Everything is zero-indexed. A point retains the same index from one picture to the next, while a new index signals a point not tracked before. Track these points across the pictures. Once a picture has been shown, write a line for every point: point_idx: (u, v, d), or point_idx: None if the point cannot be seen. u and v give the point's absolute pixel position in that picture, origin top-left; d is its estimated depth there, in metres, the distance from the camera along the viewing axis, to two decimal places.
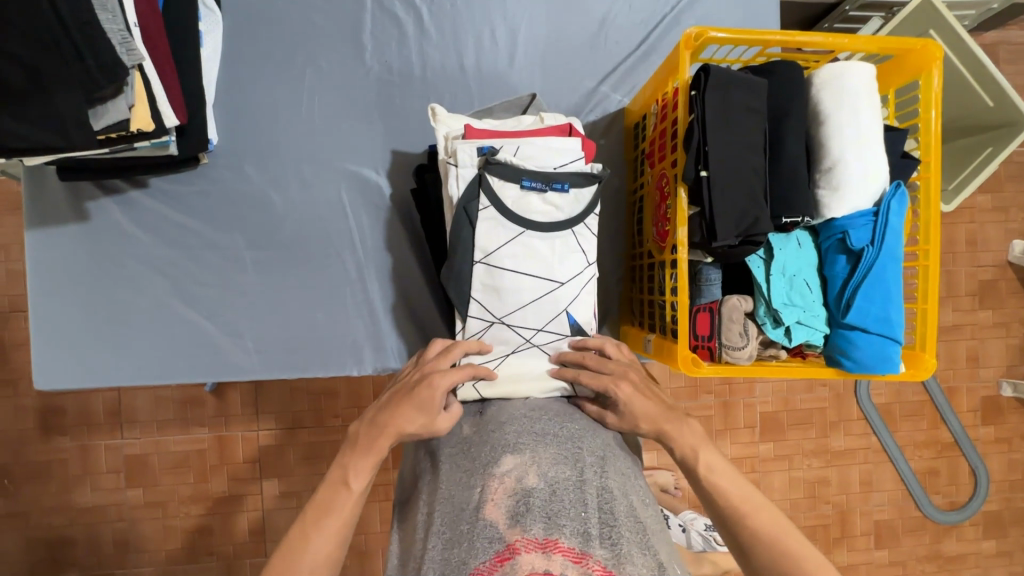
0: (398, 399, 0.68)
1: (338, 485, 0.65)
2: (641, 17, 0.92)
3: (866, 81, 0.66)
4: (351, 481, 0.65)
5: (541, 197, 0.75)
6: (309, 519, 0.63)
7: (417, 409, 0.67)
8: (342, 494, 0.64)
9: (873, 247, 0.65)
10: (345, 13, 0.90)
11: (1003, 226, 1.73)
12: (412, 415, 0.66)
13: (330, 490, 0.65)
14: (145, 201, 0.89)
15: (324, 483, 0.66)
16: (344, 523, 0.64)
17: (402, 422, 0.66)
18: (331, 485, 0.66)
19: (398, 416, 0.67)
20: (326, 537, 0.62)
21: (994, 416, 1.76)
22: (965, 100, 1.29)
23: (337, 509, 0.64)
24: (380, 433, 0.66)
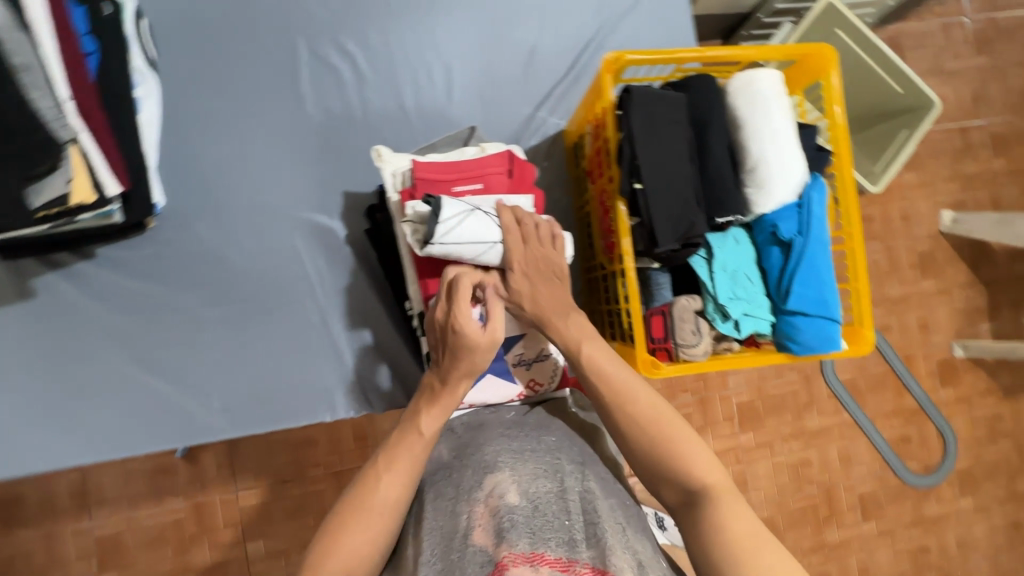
0: (451, 353, 0.68)
1: (410, 437, 0.67)
2: (568, 43, 0.97)
3: (772, 84, 0.72)
4: (423, 428, 0.67)
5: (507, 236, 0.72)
6: (377, 468, 0.65)
7: (473, 353, 0.68)
8: (415, 439, 0.66)
9: (801, 236, 0.70)
10: (281, 65, 0.92)
11: (931, 199, 1.86)
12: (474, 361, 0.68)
13: (400, 435, 0.67)
14: (92, 272, 0.87)
15: (393, 434, 0.68)
16: (411, 468, 0.65)
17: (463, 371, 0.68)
18: (397, 438, 0.67)
19: (450, 385, 0.69)
20: (394, 485, 0.64)
21: (952, 377, 1.86)
22: (877, 88, 1.41)
23: (412, 455, 0.66)
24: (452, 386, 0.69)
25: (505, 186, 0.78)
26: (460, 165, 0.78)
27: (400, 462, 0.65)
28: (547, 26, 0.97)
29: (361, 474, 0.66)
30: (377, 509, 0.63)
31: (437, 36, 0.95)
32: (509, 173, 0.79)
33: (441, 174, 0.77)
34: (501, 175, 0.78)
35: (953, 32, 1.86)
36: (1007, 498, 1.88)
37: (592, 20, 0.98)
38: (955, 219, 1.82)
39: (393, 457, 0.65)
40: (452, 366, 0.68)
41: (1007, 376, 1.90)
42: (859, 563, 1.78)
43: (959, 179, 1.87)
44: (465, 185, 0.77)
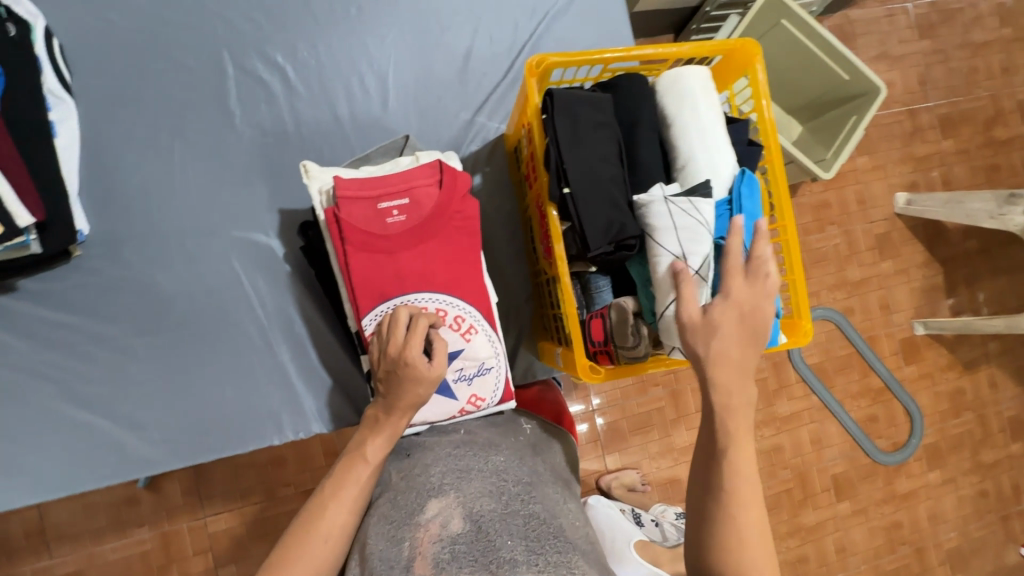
0: (399, 386, 0.66)
1: (356, 464, 0.65)
2: (504, 47, 0.96)
3: (700, 81, 0.73)
4: (367, 454, 0.66)
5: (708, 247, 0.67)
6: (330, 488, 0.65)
7: (418, 386, 0.66)
8: (360, 465, 0.65)
9: (727, 237, 0.69)
10: (206, 81, 0.89)
11: (885, 182, 1.90)
12: (420, 391, 0.66)
13: (346, 461, 0.66)
14: (16, 305, 0.83)
15: (338, 460, 0.67)
16: (359, 495, 0.65)
17: (406, 402, 0.66)
18: (344, 464, 0.66)
19: (393, 415, 0.67)
20: (340, 512, 0.63)
21: (914, 355, 1.91)
22: (821, 76, 1.43)
23: (357, 481, 0.65)
24: (395, 415, 0.67)
25: (434, 199, 0.75)
26: (386, 180, 0.75)
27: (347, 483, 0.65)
28: (481, 29, 0.96)
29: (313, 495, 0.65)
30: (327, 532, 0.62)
31: (368, 44, 0.93)
32: (439, 185, 0.75)
33: (368, 190, 0.74)
34: (430, 187, 0.75)
35: (896, 18, 1.90)
36: (973, 468, 1.93)
37: (526, 22, 0.97)
38: (908, 200, 1.86)
39: (341, 480, 0.65)
40: (396, 397, 0.66)
41: (967, 350, 1.95)
42: (836, 543, 1.82)
43: (910, 161, 1.92)
44: (391, 201, 0.74)
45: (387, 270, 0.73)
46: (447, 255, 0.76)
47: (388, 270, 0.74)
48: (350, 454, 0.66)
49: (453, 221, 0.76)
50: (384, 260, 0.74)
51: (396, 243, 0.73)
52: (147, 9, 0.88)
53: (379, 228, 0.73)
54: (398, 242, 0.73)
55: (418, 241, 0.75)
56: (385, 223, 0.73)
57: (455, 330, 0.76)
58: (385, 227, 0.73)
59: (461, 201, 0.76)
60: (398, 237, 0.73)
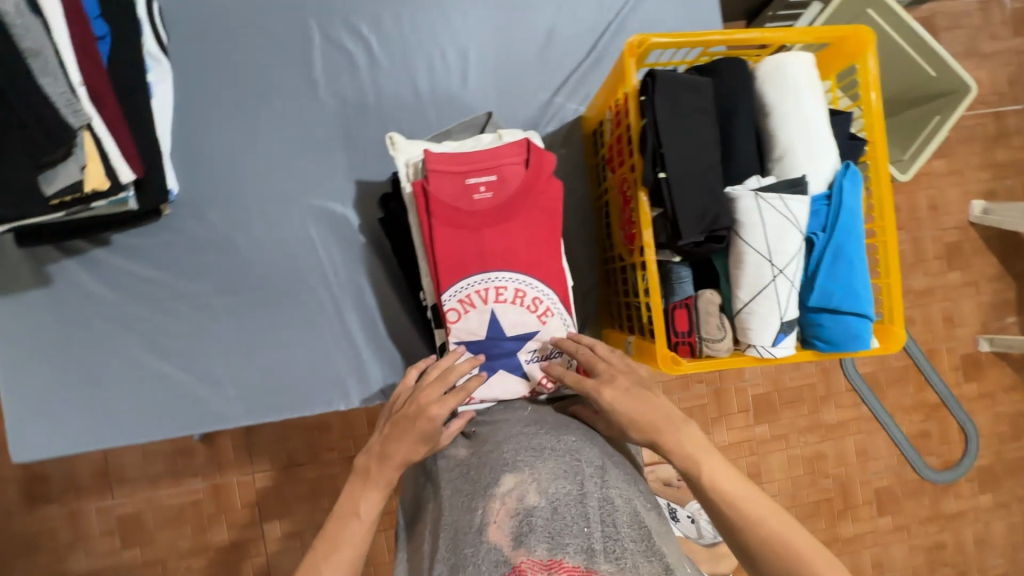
0: (405, 429, 0.67)
1: (348, 519, 0.65)
2: (587, 26, 0.94)
3: (805, 68, 0.69)
4: (360, 509, 0.65)
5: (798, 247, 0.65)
6: (354, 487, 0.67)
7: (419, 442, 0.67)
8: (353, 522, 0.64)
9: (824, 233, 0.67)
10: (293, 50, 0.90)
11: (962, 189, 1.80)
12: (415, 447, 0.67)
13: (339, 520, 0.65)
14: (107, 258, 0.87)
15: (330, 517, 0.66)
16: (353, 554, 0.63)
17: (402, 454, 0.66)
18: (336, 523, 0.65)
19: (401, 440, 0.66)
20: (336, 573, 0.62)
21: (976, 372, 1.82)
22: (908, 71, 1.35)
23: (350, 539, 0.64)
24: (387, 468, 0.67)
25: (521, 178, 0.75)
26: (474, 157, 0.76)
27: (376, 481, 0.67)
28: (564, 7, 0.93)
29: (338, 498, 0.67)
30: (353, 531, 0.64)
31: (452, 18, 0.92)
32: (526, 164, 0.76)
33: (456, 165, 0.75)
34: (516, 165, 0.76)
35: (991, 12, 1.77)
36: None
37: (613, 1, 0.94)
38: (986, 209, 1.75)
39: (372, 475, 0.67)
40: (394, 445, 0.67)
41: None
42: (873, 558, 1.77)
43: (991, 167, 1.80)
44: (479, 177, 0.75)
45: (470, 246, 0.74)
46: (530, 235, 0.76)
47: (471, 246, 0.74)
48: (377, 452, 0.67)
49: (537, 202, 0.76)
50: (467, 235, 0.74)
51: (480, 220, 0.74)
52: None
53: (466, 204, 0.75)
54: (483, 218, 0.74)
55: (502, 220, 0.75)
56: (471, 200, 0.75)
57: (532, 312, 0.76)
58: (472, 203, 0.74)
59: (546, 181, 0.77)
60: (483, 213, 0.74)
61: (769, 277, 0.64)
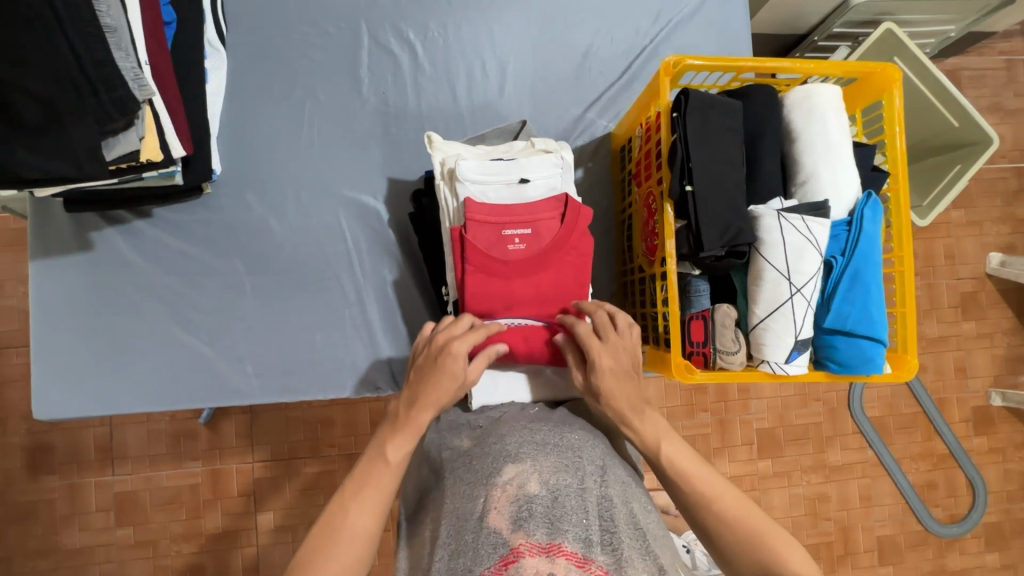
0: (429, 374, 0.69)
1: (378, 462, 0.66)
2: (622, 48, 0.98)
3: (833, 100, 0.72)
4: (390, 455, 0.66)
5: (815, 269, 0.66)
6: (384, 433, 0.68)
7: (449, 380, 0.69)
8: (382, 466, 0.65)
9: (843, 257, 0.69)
10: (342, 49, 0.95)
11: (979, 240, 1.80)
12: (445, 386, 0.69)
13: (368, 462, 0.66)
14: (147, 231, 0.90)
15: (362, 460, 0.67)
16: (380, 496, 0.64)
17: (432, 395, 0.68)
18: (367, 462, 0.67)
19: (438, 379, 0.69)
20: (364, 513, 0.62)
21: (986, 426, 1.79)
22: (931, 118, 1.38)
23: (378, 482, 0.64)
24: (415, 411, 0.68)
25: (554, 233, 0.77)
26: (511, 208, 0.77)
27: (403, 427, 0.67)
28: (603, 29, 0.98)
29: (370, 442, 0.68)
30: (381, 474, 0.65)
31: (495, 32, 0.97)
32: (562, 218, 0.78)
33: (496, 216, 0.76)
34: (552, 220, 0.77)
35: (1016, 70, 1.80)
36: None
37: (649, 27, 0.98)
38: (1003, 261, 1.76)
39: (401, 421, 0.67)
40: (424, 390, 0.68)
41: None
42: None
43: (1010, 221, 1.81)
44: (516, 229, 0.76)
45: (499, 293, 0.76)
46: (558, 289, 0.79)
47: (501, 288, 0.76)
48: (409, 396, 0.69)
49: (569, 255, 0.78)
50: (498, 283, 0.76)
51: (512, 270, 0.76)
52: None
53: (500, 253, 0.76)
54: (515, 269, 0.76)
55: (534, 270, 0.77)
56: (505, 250, 0.76)
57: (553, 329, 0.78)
58: (506, 253, 0.76)
59: (579, 237, 0.78)
60: (516, 264, 0.76)
61: (788, 294, 0.66)
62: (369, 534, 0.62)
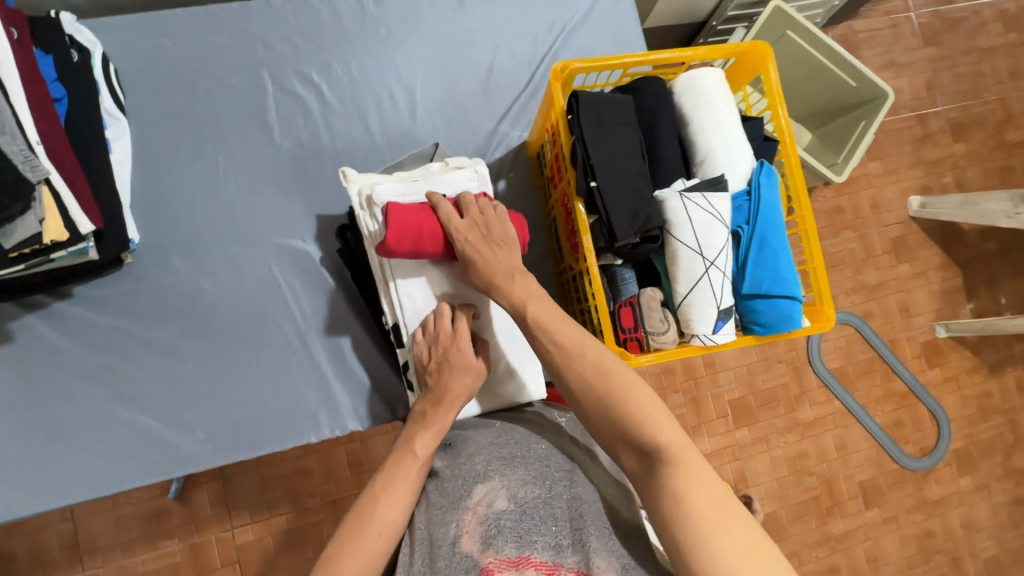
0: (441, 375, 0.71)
1: (405, 459, 0.66)
2: (524, 60, 1.02)
3: (715, 82, 0.77)
4: (418, 450, 0.67)
5: (720, 241, 0.70)
6: (412, 431, 0.69)
7: (466, 375, 0.71)
8: (410, 461, 0.66)
9: (748, 225, 0.73)
10: (248, 98, 0.95)
11: (898, 187, 1.92)
12: (465, 379, 0.71)
13: (396, 460, 0.66)
14: (71, 311, 0.88)
15: (389, 457, 0.67)
16: (410, 491, 0.65)
17: (456, 391, 0.70)
18: (394, 459, 0.67)
19: (454, 372, 0.70)
20: (393, 509, 0.63)
21: (938, 358, 1.90)
22: (831, 81, 1.48)
23: (406, 477, 0.65)
24: (445, 408, 0.69)
25: None
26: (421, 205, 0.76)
27: (431, 424, 0.68)
28: (502, 45, 1.02)
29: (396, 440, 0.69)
30: (409, 468, 0.66)
31: (397, 61, 0.99)
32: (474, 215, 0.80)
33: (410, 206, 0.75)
34: None
35: (901, 27, 1.95)
36: (1005, 474, 1.90)
37: (545, 36, 1.03)
38: (922, 203, 1.88)
39: (429, 418, 0.69)
40: (445, 385, 0.70)
41: (992, 353, 1.93)
42: (867, 552, 1.79)
43: (922, 165, 1.94)
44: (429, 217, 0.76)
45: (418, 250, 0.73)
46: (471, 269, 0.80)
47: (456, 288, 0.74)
48: (431, 393, 0.71)
49: None
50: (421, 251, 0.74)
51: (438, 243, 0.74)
52: (193, 34, 0.95)
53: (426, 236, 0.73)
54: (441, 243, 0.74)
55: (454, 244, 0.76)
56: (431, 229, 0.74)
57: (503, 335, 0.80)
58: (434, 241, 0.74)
59: None
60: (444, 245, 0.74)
61: (702, 269, 0.69)
62: (396, 527, 0.63)
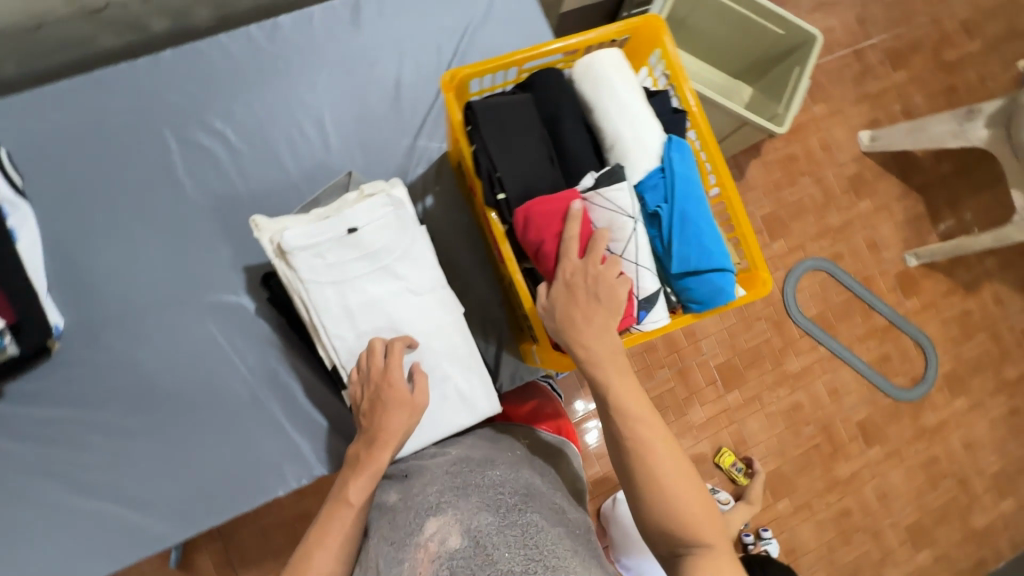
0: (376, 414, 0.68)
1: (340, 506, 0.64)
2: (431, 70, 1.00)
3: (612, 63, 0.75)
4: (352, 497, 0.64)
5: (635, 234, 0.68)
6: (346, 475, 0.67)
7: (401, 411, 0.68)
8: (343, 510, 0.64)
9: (666, 204, 0.70)
10: (153, 159, 0.92)
11: (846, 125, 1.92)
12: (401, 416, 0.67)
13: (332, 507, 0.64)
14: (6, 409, 0.85)
15: (324, 503, 0.66)
16: (345, 541, 0.63)
17: (393, 429, 0.67)
18: (331, 507, 0.65)
19: (390, 409, 0.67)
20: (326, 560, 0.61)
21: (913, 287, 1.90)
22: (761, 31, 1.47)
23: (340, 527, 0.63)
24: (377, 451, 0.66)
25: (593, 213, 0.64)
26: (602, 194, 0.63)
27: (364, 469, 0.65)
28: (406, 58, 0.99)
29: (332, 485, 0.67)
30: (343, 518, 0.63)
31: (301, 93, 0.96)
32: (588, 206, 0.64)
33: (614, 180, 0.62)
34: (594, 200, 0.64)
35: None
36: (997, 388, 1.91)
37: (449, 42, 1.01)
38: (872, 137, 1.88)
39: (363, 461, 0.66)
40: (381, 423, 0.67)
41: (965, 272, 1.94)
42: (877, 490, 1.80)
43: (866, 99, 1.94)
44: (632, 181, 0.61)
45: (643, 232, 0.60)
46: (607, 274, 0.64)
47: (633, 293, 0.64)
48: (366, 435, 0.67)
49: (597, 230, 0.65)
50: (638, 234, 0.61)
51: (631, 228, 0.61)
52: (84, 102, 0.91)
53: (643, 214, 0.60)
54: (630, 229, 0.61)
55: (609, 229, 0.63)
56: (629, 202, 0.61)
57: (446, 356, 0.77)
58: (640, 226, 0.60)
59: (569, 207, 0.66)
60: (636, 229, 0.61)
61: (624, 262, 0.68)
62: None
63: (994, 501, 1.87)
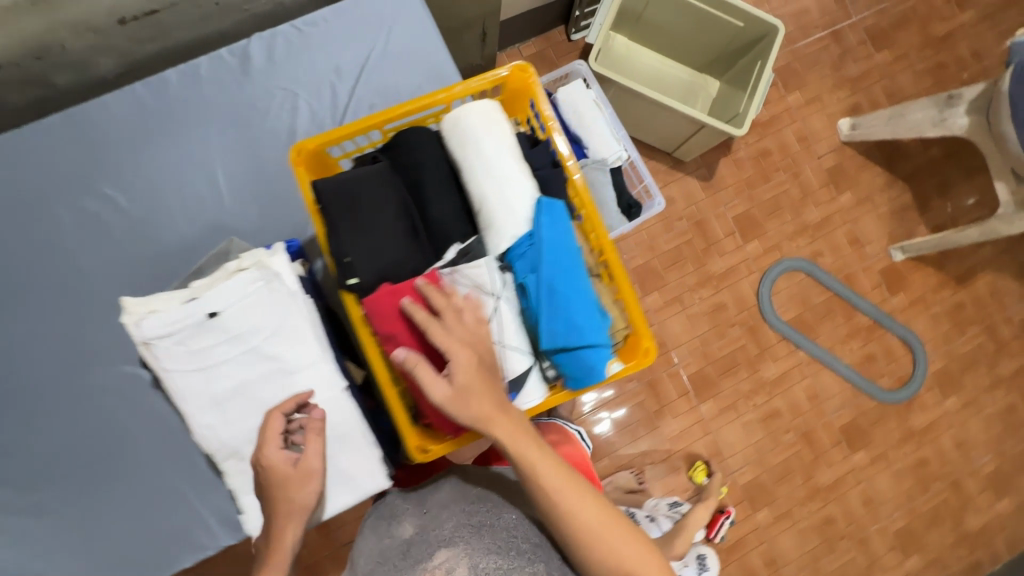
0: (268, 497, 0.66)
1: None
2: (328, 116, 0.95)
3: (481, 119, 0.69)
4: None
5: (497, 311, 0.64)
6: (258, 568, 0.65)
7: (291, 493, 0.66)
8: None
9: (534, 274, 0.65)
10: (44, 227, 0.90)
11: (824, 114, 1.80)
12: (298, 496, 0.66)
13: None
14: None
15: None
16: None
17: (287, 513, 0.65)
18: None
19: (275, 499, 0.66)
20: None
21: (900, 283, 1.79)
22: (717, 24, 1.38)
23: None
24: (282, 528, 0.65)
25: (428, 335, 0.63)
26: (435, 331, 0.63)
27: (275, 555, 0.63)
28: (300, 105, 0.95)
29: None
30: None
31: (189, 150, 0.93)
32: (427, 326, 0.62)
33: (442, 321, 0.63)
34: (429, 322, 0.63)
35: None
36: (993, 384, 1.80)
37: (343, 85, 0.96)
38: (853, 125, 1.76)
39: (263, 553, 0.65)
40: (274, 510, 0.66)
41: (957, 264, 1.81)
42: (862, 495, 1.70)
43: (846, 85, 1.81)
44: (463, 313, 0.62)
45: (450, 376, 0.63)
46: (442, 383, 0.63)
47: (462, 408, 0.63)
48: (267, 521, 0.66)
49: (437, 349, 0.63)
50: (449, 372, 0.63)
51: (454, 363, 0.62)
52: None
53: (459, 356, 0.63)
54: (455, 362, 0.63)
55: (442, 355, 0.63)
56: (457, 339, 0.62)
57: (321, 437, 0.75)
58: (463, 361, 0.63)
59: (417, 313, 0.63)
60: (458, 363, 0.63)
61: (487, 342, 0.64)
62: None
63: (988, 502, 1.76)
